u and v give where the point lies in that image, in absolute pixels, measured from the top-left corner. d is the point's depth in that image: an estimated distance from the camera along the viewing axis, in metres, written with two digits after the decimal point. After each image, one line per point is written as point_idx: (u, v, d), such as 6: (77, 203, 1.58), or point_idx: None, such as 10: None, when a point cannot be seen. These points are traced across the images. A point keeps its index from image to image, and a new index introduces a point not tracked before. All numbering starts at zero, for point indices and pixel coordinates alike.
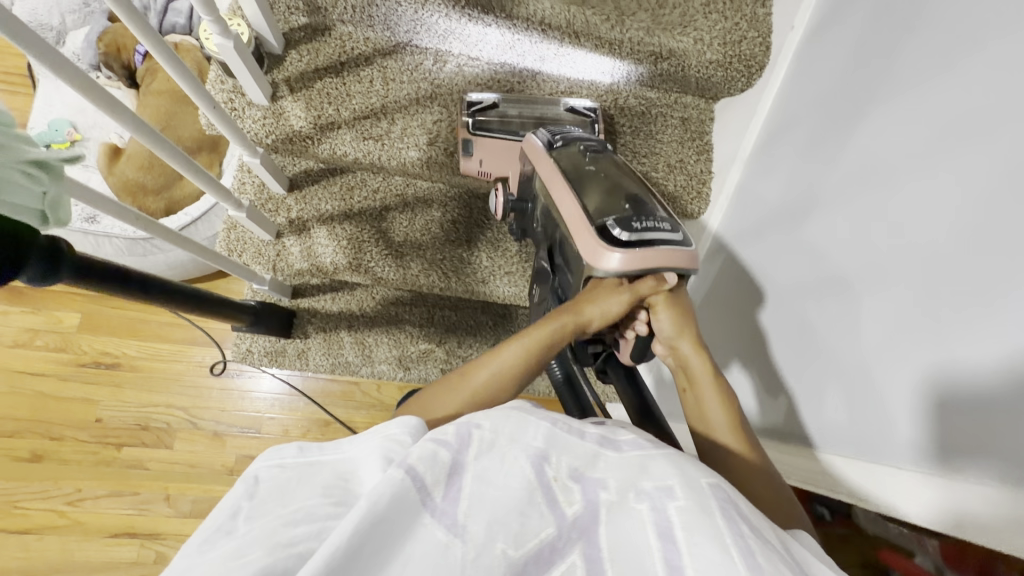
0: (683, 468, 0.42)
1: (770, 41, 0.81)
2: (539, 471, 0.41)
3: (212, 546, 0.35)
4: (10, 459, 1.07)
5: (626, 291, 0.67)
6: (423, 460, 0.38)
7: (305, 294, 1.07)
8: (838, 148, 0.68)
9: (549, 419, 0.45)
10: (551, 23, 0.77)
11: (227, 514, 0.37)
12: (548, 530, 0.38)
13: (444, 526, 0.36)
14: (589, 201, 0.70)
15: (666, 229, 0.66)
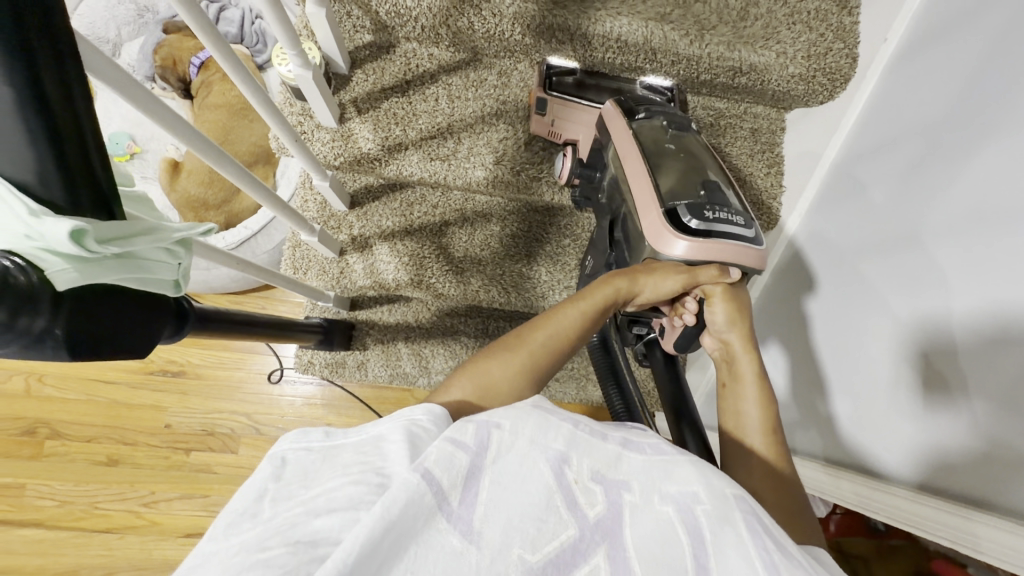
0: (708, 477, 0.45)
1: (858, 53, 0.77)
2: (559, 474, 0.43)
3: (237, 528, 0.38)
4: (89, 463, 1.12)
5: (683, 275, 0.66)
6: (439, 465, 0.40)
7: (363, 307, 1.09)
8: (945, 176, 0.65)
9: (571, 421, 0.48)
10: (628, 40, 0.74)
11: (253, 497, 0.41)
12: (568, 532, 0.41)
13: (460, 532, 0.38)
14: (663, 179, 0.69)
15: (738, 223, 0.66)
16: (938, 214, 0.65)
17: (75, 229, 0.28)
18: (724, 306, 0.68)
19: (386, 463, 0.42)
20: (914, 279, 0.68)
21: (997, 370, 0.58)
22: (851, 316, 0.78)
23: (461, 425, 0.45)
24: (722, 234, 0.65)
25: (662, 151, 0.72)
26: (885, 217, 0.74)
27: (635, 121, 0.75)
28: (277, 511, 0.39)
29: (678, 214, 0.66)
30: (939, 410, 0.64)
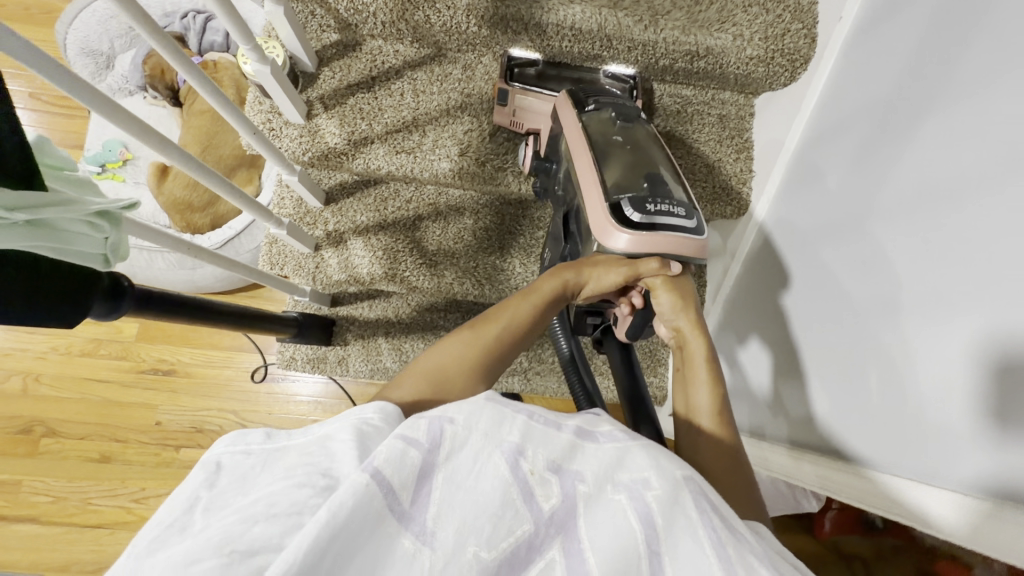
0: (659, 461, 0.46)
1: (816, 32, 0.77)
2: (515, 468, 0.43)
3: (164, 542, 0.37)
4: (82, 460, 1.15)
5: (625, 267, 0.68)
6: (389, 465, 0.40)
7: (344, 303, 1.10)
8: (901, 148, 0.64)
9: (524, 412, 0.47)
10: (582, 28, 0.75)
11: (184, 508, 0.40)
12: (524, 528, 0.41)
13: (413, 534, 0.38)
14: (608, 172, 0.70)
15: (680, 215, 0.66)
16: (896, 189, 0.65)
17: None
18: (670, 296, 0.69)
19: (333, 464, 0.42)
20: (873, 255, 0.67)
21: (945, 343, 0.57)
22: (817, 298, 0.77)
23: (411, 422, 0.44)
24: (663, 225, 0.66)
25: (610, 143, 0.73)
26: (847, 196, 0.73)
27: (585, 113, 0.76)
28: (209, 521, 0.38)
29: (619, 207, 0.67)
30: (892, 387, 0.63)
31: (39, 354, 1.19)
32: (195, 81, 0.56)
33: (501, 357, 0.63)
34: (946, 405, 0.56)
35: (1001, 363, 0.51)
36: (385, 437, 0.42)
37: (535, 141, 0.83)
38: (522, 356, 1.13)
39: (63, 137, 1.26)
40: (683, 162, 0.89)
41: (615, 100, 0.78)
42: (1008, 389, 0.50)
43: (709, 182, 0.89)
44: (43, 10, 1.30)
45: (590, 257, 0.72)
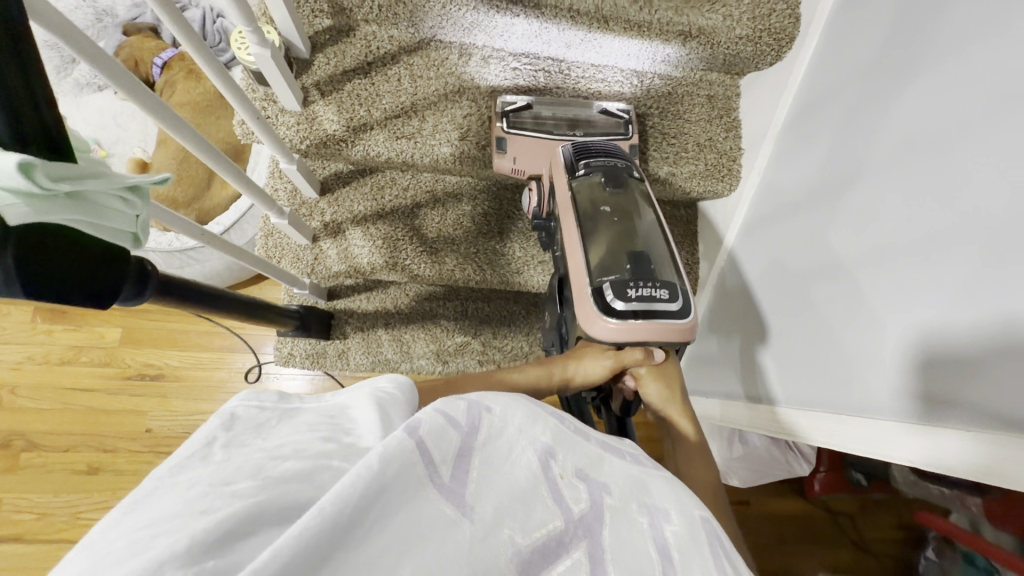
0: (679, 495, 0.46)
1: (799, 12, 0.81)
2: (546, 465, 0.43)
3: (186, 470, 0.34)
4: (68, 472, 1.10)
5: (611, 357, 0.76)
6: (431, 435, 0.37)
7: (341, 296, 1.09)
8: (881, 117, 0.69)
9: (556, 419, 0.48)
10: (579, 9, 0.77)
11: (204, 441, 0.36)
12: (554, 523, 0.39)
13: (453, 504, 0.36)
14: (594, 251, 0.72)
15: (665, 298, 0.68)
16: (878, 155, 0.69)
17: (21, 161, 0.29)
18: (656, 385, 0.78)
19: (355, 425, 0.40)
20: (857, 219, 0.71)
21: (919, 291, 0.61)
22: (806, 264, 0.80)
23: (448, 404, 0.42)
24: (652, 312, 0.67)
25: (598, 214, 0.74)
26: (832, 165, 0.77)
27: (575, 179, 0.77)
28: (232, 454, 0.35)
29: (604, 292, 0.69)
30: (870, 336, 0.67)
31: (14, 364, 1.13)
32: (196, 49, 0.56)
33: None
34: (922, 339, 0.60)
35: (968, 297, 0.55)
36: (425, 408, 0.39)
37: (540, 187, 0.87)
38: (523, 341, 1.13)
39: None
40: (676, 142, 0.92)
41: (608, 160, 0.78)
42: (976, 324, 0.54)
43: (701, 159, 0.92)
44: None
45: (576, 348, 0.78)
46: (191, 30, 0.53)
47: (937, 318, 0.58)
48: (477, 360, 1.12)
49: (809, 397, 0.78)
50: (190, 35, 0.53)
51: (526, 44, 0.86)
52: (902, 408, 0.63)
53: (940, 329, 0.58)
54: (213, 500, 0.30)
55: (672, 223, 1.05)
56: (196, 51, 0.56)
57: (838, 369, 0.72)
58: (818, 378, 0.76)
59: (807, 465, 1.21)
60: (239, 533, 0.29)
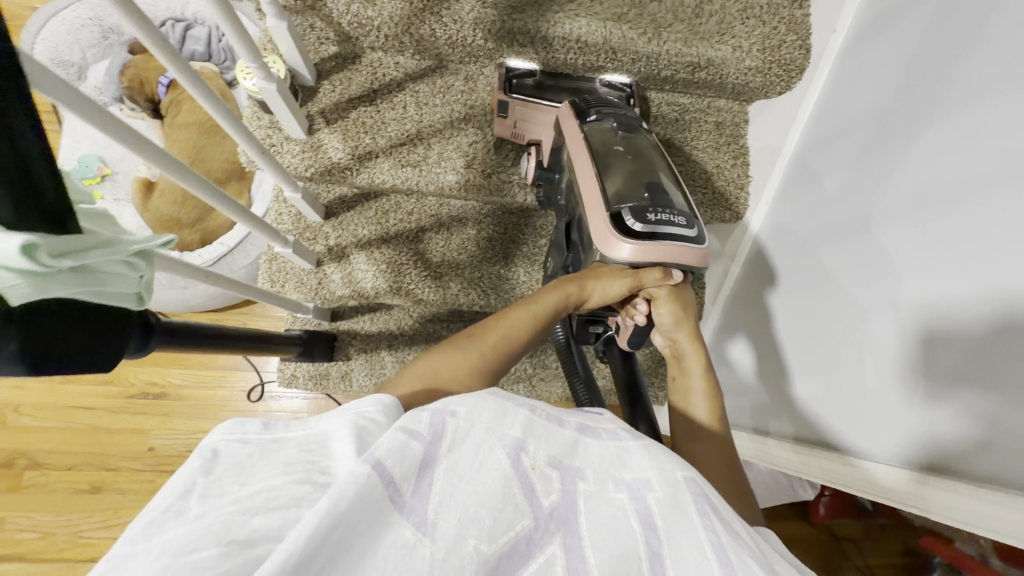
0: (660, 459, 0.45)
1: (810, 44, 0.80)
2: (516, 461, 0.41)
3: (160, 528, 0.34)
4: (70, 492, 1.10)
5: (629, 278, 0.71)
6: (390, 455, 0.37)
7: (344, 317, 1.08)
8: (898, 156, 0.68)
9: (527, 406, 0.46)
10: (587, 41, 0.76)
11: (181, 492, 0.36)
12: (522, 523, 0.39)
13: (413, 523, 0.35)
14: (611, 181, 0.71)
15: (681, 223, 0.68)
16: (894, 195, 0.68)
17: (25, 244, 0.28)
18: (671, 309, 0.73)
19: (332, 461, 0.39)
20: (873, 258, 0.70)
21: (941, 338, 0.61)
22: (818, 299, 0.80)
23: (412, 415, 0.41)
24: (664, 234, 0.68)
25: (610, 152, 0.74)
26: (846, 200, 0.76)
27: (586, 123, 0.77)
28: (207, 507, 0.35)
29: (622, 218, 0.68)
30: (891, 379, 0.67)
31: (17, 383, 1.14)
32: (199, 91, 0.55)
33: (504, 366, 0.64)
34: (951, 390, 0.60)
35: (1001, 353, 0.54)
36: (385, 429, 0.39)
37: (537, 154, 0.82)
38: (526, 363, 1.14)
39: None
40: (683, 169, 0.91)
41: (615, 109, 0.79)
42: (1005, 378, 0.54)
43: (708, 187, 0.91)
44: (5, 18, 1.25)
45: (593, 268, 0.73)
46: (190, 69, 0.52)
47: (970, 365, 0.58)
48: None
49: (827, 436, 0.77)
50: (190, 76, 0.53)
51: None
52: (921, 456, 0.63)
53: (966, 383, 0.58)
54: (172, 569, 0.30)
55: None
56: (200, 93, 0.56)
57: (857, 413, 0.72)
58: (834, 418, 0.76)
59: (811, 488, 1.22)
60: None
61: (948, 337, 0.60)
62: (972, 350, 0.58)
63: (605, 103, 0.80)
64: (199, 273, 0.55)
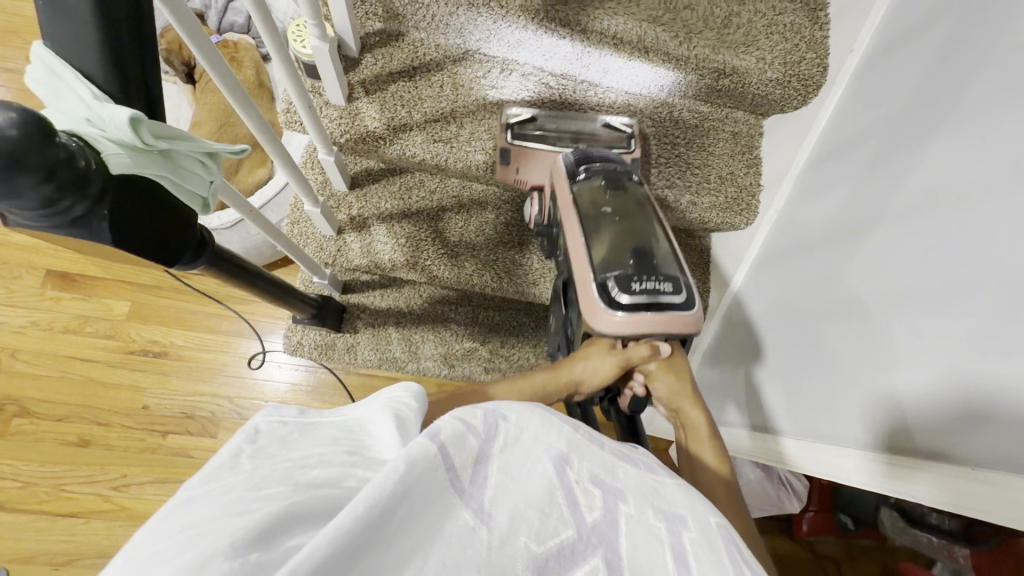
0: (694, 503, 0.44)
1: (827, 62, 0.85)
2: (561, 472, 0.41)
3: (214, 478, 0.34)
4: (58, 443, 1.08)
5: (617, 356, 0.76)
6: (453, 440, 0.37)
7: (355, 290, 1.10)
8: (902, 168, 0.71)
9: (573, 427, 0.46)
10: (623, 38, 0.80)
11: (229, 452, 0.36)
12: (568, 530, 0.37)
13: (471, 509, 0.35)
14: (598, 248, 0.75)
15: (667, 289, 0.71)
16: (899, 206, 0.71)
17: (132, 116, 0.31)
18: (666, 378, 0.79)
19: (376, 442, 0.39)
20: (877, 262, 0.73)
21: (934, 336, 0.63)
22: (819, 302, 0.83)
23: (466, 410, 0.42)
24: (653, 304, 0.71)
25: (599, 214, 0.78)
26: (851, 207, 0.80)
27: (575, 183, 0.81)
28: (259, 464, 0.35)
29: (607, 286, 0.71)
30: (886, 368, 0.70)
31: (17, 328, 1.12)
32: (267, 30, 0.59)
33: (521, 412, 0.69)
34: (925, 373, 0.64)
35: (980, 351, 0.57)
36: (444, 417, 0.39)
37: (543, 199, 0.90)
38: (530, 352, 1.14)
39: None
40: (699, 172, 0.95)
41: (607, 165, 0.82)
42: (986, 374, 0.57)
43: (721, 192, 0.95)
44: None
45: (581, 348, 0.78)
46: (264, 5, 0.55)
47: (960, 364, 0.60)
48: (483, 367, 1.13)
49: (821, 431, 0.80)
50: (259, 11, 0.56)
51: (571, 65, 0.89)
52: (912, 447, 0.66)
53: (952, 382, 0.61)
54: (248, 502, 0.31)
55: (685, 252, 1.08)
56: (257, 17, 0.57)
57: (850, 411, 0.75)
58: (829, 412, 0.79)
59: (797, 502, 1.23)
60: (274, 534, 0.29)
61: (931, 333, 0.64)
62: (949, 342, 0.61)
63: (598, 159, 0.84)
64: (243, 209, 0.58)
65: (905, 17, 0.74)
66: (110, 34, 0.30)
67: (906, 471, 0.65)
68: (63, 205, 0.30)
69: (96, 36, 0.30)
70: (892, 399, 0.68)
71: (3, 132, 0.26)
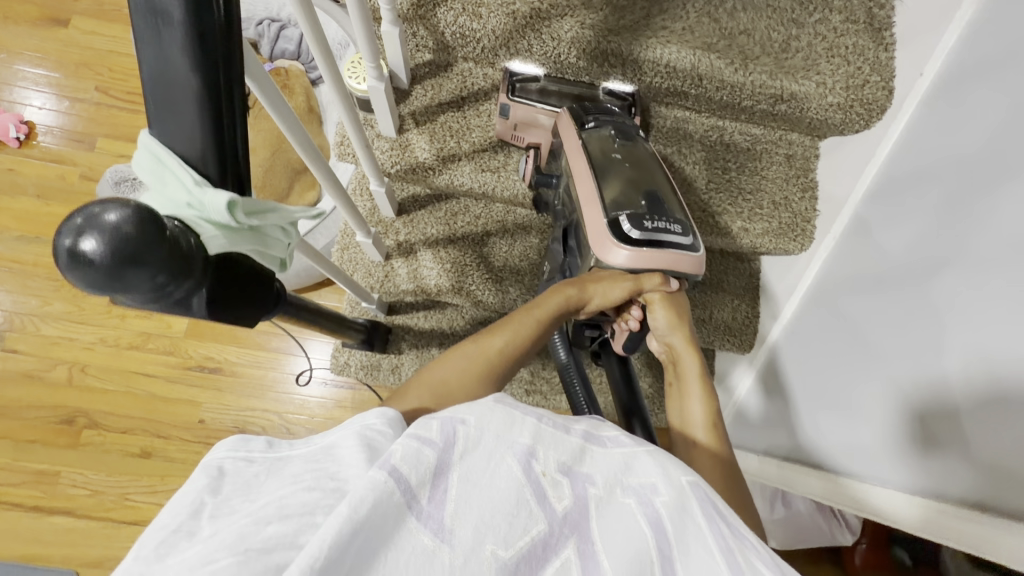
0: (665, 465, 0.43)
1: (894, 85, 0.80)
2: (527, 468, 0.39)
3: (171, 548, 0.33)
4: (124, 454, 1.14)
5: (629, 281, 0.74)
6: (406, 461, 0.35)
7: (400, 311, 1.11)
8: (981, 205, 0.66)
9: (535, 415, 0.43)
10: (677, 66, 0.78)
11: (188, 513, 0.35)
12: (538, 528, 0.37)
13: (431, 531, 0.34)
14: (607, 189, 0.74)
15: (677, 232, 0.71)
16: (979, 245, 0.65)
17: (230, 201, 0.32)
18: (666, 312, 0.75)
19: (341, 469, 0.37)
20: (954, 311, 0.67)
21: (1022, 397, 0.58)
22: (886, 340, 0.78)
23: (422, 422, 0.39)
24: (662, 242, 0.70)
25: (609, 161, 0.76)
26: (923, 247, 0.74)
27: (585, 131, 0.79)
28: (219, 526, 0.34)
29: (619, 223, 0.70)
30: (972, 427, 0.65)
31: (86, 345, 1.19)
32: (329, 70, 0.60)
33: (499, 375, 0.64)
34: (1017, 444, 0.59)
35: None
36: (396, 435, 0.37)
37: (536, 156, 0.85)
38: None
39: (131, 133, 1.30)
40: (751, 198, 0.93)
41: (615, 118, 0.81)
42: None
43: (775, 218, 0.93)
44: (119, 8, 1.38)
45: (590, 274, 0.76)
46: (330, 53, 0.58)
47: None
48: (524, 389, 1.14)
49: (891, 476, 0.77)
50: (326, 60, 0.58)
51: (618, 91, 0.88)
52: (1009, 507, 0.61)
53: None
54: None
55: (733, 275, 1.07)
56: (326, 71, 0.61)
57: (925, 460, 0.72)
58: (897, 460, 0.76)
59: (850, 534, 1.19)
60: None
61: (1016, 394, 0.59)
62: None
63: (605, 111, 0.82)
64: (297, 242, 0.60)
65: (982, 42, 0.68)
66: (212, 117, 0.31)
67: (970, 529, 0.63)
68: (169, 291, 0.31)
69: (198, 121, 0.31)
70: (985, 452, 0.64)
71: (120, 228, 0.28)
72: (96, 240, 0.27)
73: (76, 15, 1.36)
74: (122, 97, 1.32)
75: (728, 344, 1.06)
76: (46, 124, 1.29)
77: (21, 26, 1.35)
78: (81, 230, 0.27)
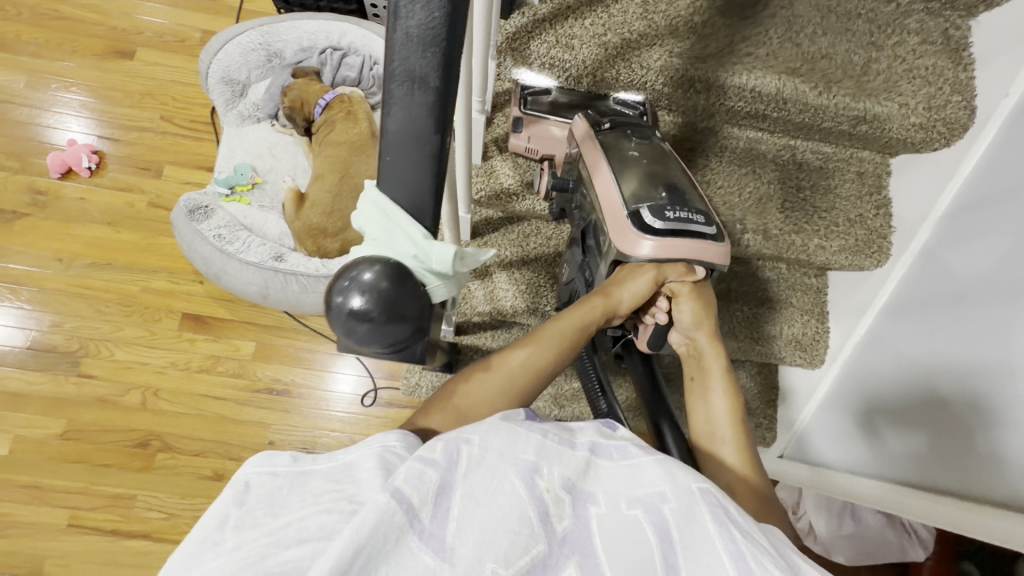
0: (673, 471, 0.40)
1: (976, 104, 0.81)
2: (530, 486, 0.37)
3: (199, 560, 0.32)
4: (196, 476, 1.15)
5: (651, 272, 0.71)
6: (410, 483, 0.33)
7: (468, 332, 1.10)
8: None
9: (539, 431, 0.41)
10: (761, 91, 0.80)
11: (215, 523, 0.34)
12: (538, 547, 0.34)
13: (431, 549, 0.32)
14: (627, 184, 0.72)
15: (700, 221, 0.70)
16: None
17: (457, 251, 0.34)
18: (691, 305, 0.73)
19: (361, 489, 0.35)
20: None
21: None
22: (980, 357, 0.79)
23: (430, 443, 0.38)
24: (686, 232, 0.69)
25: (626, 157, 0.75)
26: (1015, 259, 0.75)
27: (602, 132, 0.78)
28: (243, 539, 0.32)
29: (640, 214, 0.69)
30: None
31: (159, 368, 1.21)
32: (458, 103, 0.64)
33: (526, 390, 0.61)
34: None
35: None
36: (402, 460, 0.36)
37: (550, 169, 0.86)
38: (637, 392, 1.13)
39: (195, 159, 1.33)
40: (827, 216, 0.93)
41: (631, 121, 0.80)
42: None
43: (851, 235, 0.93)
44: (179, 38, 1.42)
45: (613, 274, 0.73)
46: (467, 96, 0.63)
47: None
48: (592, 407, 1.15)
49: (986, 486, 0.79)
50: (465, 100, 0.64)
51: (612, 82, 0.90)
52: None
53: None
54: None
55: (801, 295, 1.06)
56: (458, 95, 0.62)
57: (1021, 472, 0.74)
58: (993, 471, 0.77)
59: (922, 551, 1.16)
60: None
61: None
62: None
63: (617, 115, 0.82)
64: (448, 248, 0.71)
65: None
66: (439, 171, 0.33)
67: None
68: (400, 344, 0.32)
69: (424, 177, 0.33)
70: None
71: (380, 284, 0.30)
72: (363, 297, 0.29)
73: (139, 46, 1.41)
74: (185, 124, 1.36)
75: (798, 359, 1.06)
76: (113, 153, 1.33)
77: (88, 58, 1.40)
78: (353, 290, 0.29)
